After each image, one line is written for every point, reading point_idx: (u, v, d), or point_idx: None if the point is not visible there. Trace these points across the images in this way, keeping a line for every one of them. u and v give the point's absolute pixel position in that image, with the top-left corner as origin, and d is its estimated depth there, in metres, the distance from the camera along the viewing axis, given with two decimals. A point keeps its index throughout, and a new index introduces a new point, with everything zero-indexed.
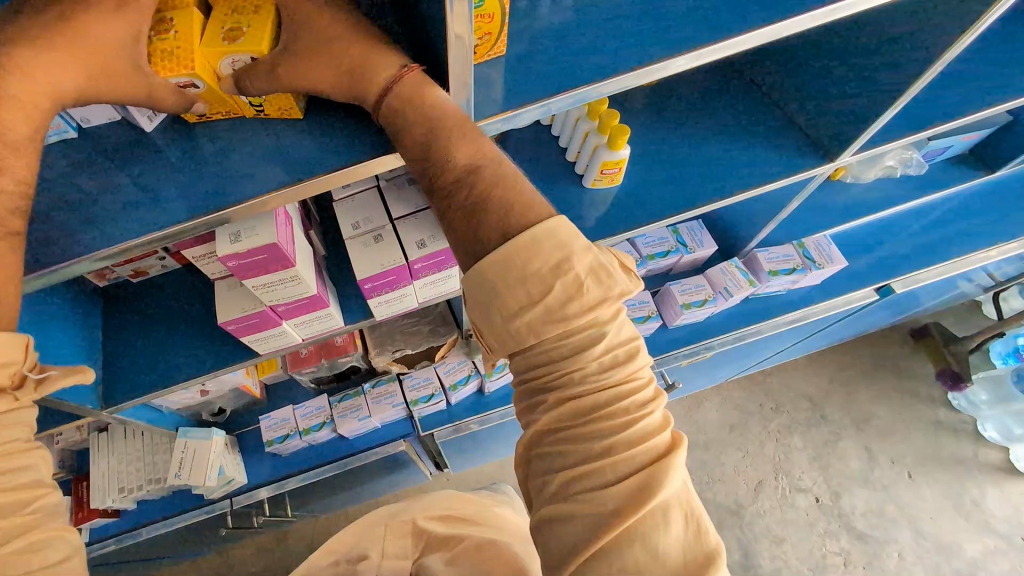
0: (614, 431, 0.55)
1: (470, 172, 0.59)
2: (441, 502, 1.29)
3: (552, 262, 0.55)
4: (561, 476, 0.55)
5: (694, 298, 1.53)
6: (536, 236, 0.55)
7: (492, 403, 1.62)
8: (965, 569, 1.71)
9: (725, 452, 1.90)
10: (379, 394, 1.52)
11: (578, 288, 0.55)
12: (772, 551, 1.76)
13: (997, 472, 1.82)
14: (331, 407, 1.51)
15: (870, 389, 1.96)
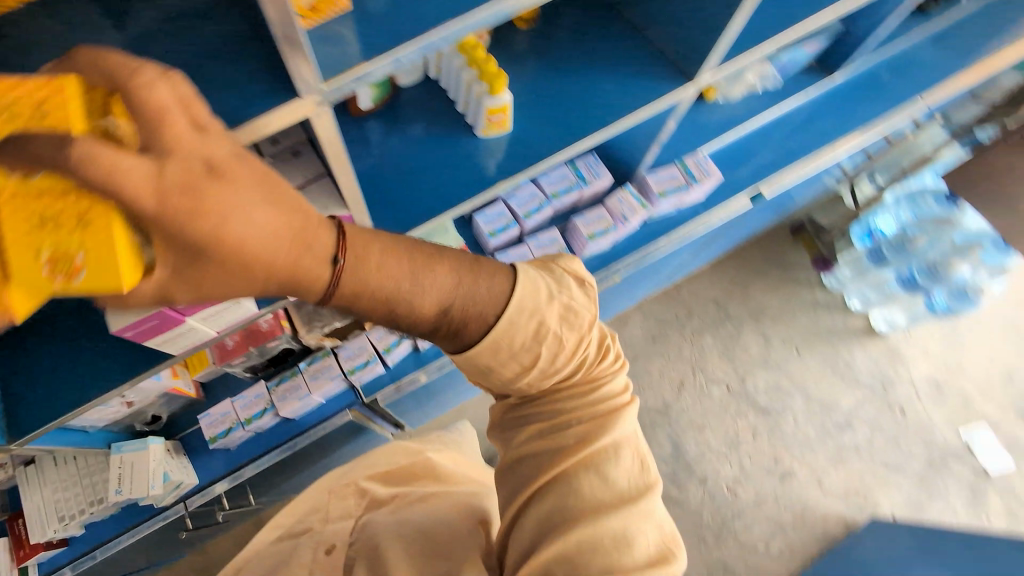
0: (576, 402, 0.66)
1: (442, 310, 0.59)
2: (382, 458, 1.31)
3: (530, 330, 0.62)
4: (532, 430, 0.67)
5: (597, 228, 1.63)
6: (513, 318, 0.61)
7: (429, 357, 1.58)
8: (842, 419, 2.10)
9: (650, 361, 2.12)
10: (316, 370, 1.43)
11: (559, 342, 0.64)
12: (697, 439, 2.05)
13: (861, 334, 2.19)
14: (269, 392, 1.42)
15: (764, 284, 2.24)
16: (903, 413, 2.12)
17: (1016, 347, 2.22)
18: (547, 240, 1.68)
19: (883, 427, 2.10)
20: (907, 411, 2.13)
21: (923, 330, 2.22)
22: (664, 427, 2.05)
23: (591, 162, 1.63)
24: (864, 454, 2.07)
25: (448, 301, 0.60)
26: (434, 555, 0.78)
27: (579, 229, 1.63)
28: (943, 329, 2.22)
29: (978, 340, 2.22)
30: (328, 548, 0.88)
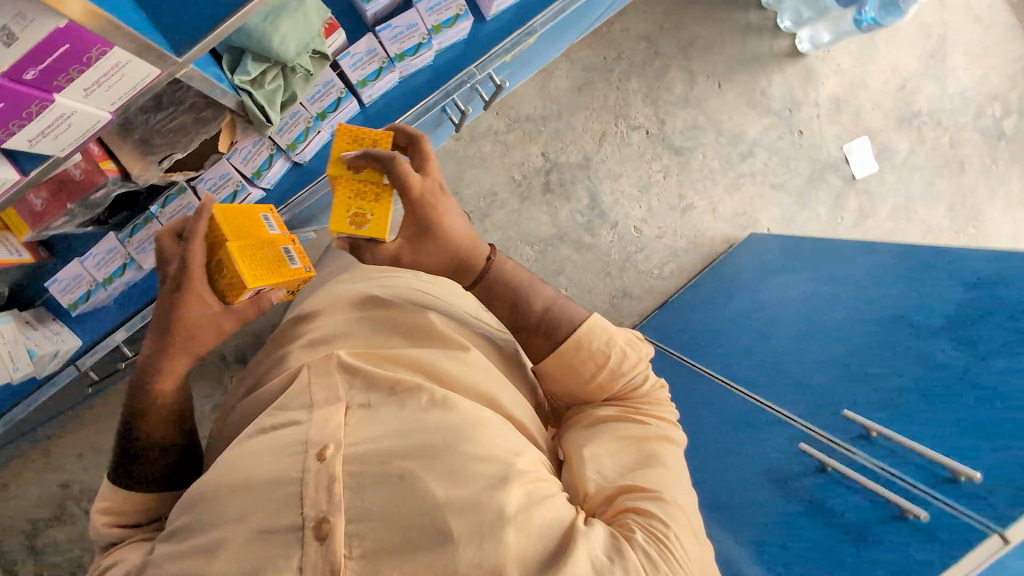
0: (632, 400, 0.89)
1: (544, 316, 0.90)
2: (359, 309, 0.99)
3: (603, 339, 0.89)
4: (603, 414, 0.87)
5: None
6: (589, 326, 0.89)
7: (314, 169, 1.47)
8: (745, 149, 2.12)
9: (575, 114, 1.97)
10: (172, 212, 1.33)
11: (626, 352, 0.90)
12: (613, 188, 2.02)
13: (783, 57, 2.12)
14: (122, 245, 1.33)
15: (698, 12, 2.04)
16: (802, 136, 2.17)
17: (916, 53, 2.23)
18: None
19: (782, 151, 2.16)
20: (806, 133, 2.17)
21: (840, 51, 2.18)
22: (584, 181, 1.99)
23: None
24: (761, 181, 2.15)
25: (552, 311, 0.90)
26: (458, 465, 0.71)
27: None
28: (857, 46, 2.20)
29: (888, 52, 2.21)
30: (323, 455, 0.71)
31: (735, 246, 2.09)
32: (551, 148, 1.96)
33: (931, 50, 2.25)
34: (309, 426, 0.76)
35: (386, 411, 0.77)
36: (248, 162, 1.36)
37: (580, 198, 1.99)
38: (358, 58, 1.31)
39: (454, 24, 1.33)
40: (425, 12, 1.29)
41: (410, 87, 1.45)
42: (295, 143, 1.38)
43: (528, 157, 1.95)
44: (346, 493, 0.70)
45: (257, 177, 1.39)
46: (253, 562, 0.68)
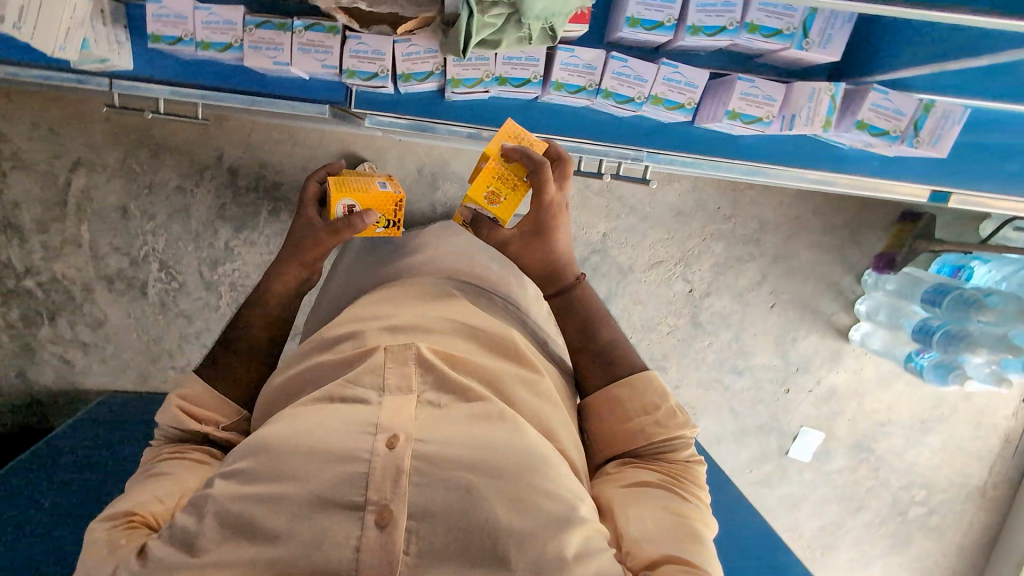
0: (667, 460, 0.99)
1: (604, 347, 1.10)
2: (455, 310, 1.08)
3: (652, 400, 1.02)
4: (641, 475, 0.96)
5: (747, 110, 1.26)
6: (638, 380, 1.04)
7: (443, 113, 1.34)
8: (741, 364, 2.18)
9: (655, 228, 1.96)
10: (311, 43, 1.19)
11: (675, 414, 1.01)
12: (626, 307, 2.03)
13: (832, 329, 2.17)
14: (243, 29, 1.19)
15: (810, 238, 2.06)
16: (786, 392, 2.24)
17: (916, 407, 2.35)
18: (685, 81, 1.26)
19: (762, 390, 2.23)
20: (791, 393, 2.24)
21: (874, 361, 2.25)
22: (611, 282, 1.99)
23: (834, 17, 1.21)
24: (726, 397, 2.22)
25: (613, 350, 1.10)
26: (528, 494, 0.76)
27: (730, 94, 1.24)
28: (887, 368, 2.27)
29: (899, 390, 2.31)
30: (392, 443, 0.77)
31: None
32: (613, 237, 1.95)
33: (925, 416, 2.37)
34: (377, 409, 0.82)
35: (460, 411, 0.85)
36: (408, 60, 1.21)
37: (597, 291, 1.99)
38: (574, 64, 1.23)
39: (673, 108, 1.28)
40: (661, 77, 1.25)
41: (587, 121, 1.36)
42: (461, 84, 1.24)
43: (590, 227, 1.93)
44: (407, 487, 0.74)
45: (405, 80, 1.23)
46: (308, 531, 0.72)
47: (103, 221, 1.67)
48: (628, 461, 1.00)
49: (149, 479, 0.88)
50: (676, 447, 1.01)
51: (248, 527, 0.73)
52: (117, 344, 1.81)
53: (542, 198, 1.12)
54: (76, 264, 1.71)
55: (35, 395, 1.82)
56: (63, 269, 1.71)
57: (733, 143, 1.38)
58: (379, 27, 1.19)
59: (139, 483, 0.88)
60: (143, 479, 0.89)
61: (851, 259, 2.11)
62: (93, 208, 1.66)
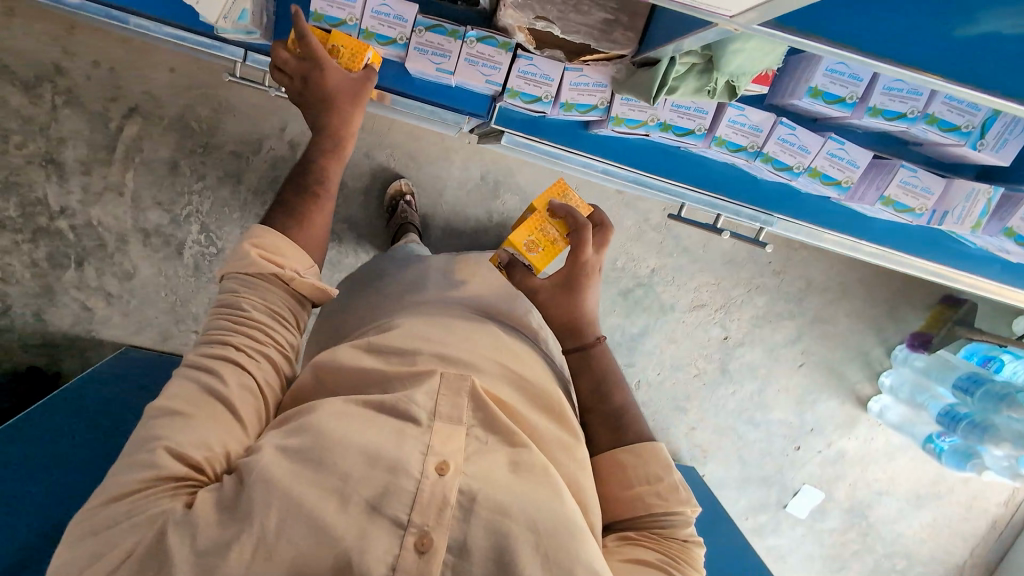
0: (663, 540, 0.87)
1: (619, 410, 0.98)
2: (505, 354, 0.95)
3: (659, 468, 0.92)
4: (633, 550, 0.84)
5: (902, 199, 1.15)
6: (648, 450, 0.93)
7: (583, 143, 1.21)
8: (758, 416, 2.17)
9: (704, 271, 1.93)
10: (478, 55, 1.06)
11: (678, 489, 0.90)
12: (661, 343, 2.01)
13: (853, 397, 2.16)
14: (413, 28, 1.05)
15: (850, 306, 2.03)
16: (796, 449, 2.25)
17: (915, 483, 2.35)
18: (850, 160, 1.12)
19: (772, 444, 2.23)
20: (800, 450, 2.25)
21: (886, 432, 2.25)
22: (650, 317, 1.96)
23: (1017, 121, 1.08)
24: (738, 444, 2.23)
25: (626, 415, 0.98)
26: (559, 553, 0.67)
27: (889, 180, 1.15)
28: (896, 441, 2.28)
29: (902, 464, 2.32)
30: (443, 469, 0.69)
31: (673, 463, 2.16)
32: (660, 273, 1.91)
33: (921, 493, 2.38)
34: (428, 432, 0.73)
35: (502, 456, 0.75)
36: (575, 90, 1.08)
37: (635, 323, 1.97)
38: (742, 122, 1.09)
39: (828, 184, 1.14)
40: (825, 151, 1.11)
41: (710, 169, 1.24)
42: (623, 124, 1.10)
43: (640, 260, 1.89)
44: (452, 521, 0.66)
45: (565, 111, 1.10)
46: (350, 532, 0.64)
47: (151, 173, 1.61)
48: (626, 535, 0.88)
49: (203, 415, 0.75)
50: (676, 523, 0.89)
51: (301, 514, 0.65)
52: (142, 298, 1.76)
53: (577, 257, 1.04)
54: (114, 212, 1.65)
55: (52, 337, 1.78)
56: (100, 215, 1.65)
57: (868, 224, 1.28)
58: (552, 51, 1.07)
59: (192, 416, 0.75)
60: (195, 410, 0.75)
61: (886, 333, 2.08)
62: (142, 159, 1.60)
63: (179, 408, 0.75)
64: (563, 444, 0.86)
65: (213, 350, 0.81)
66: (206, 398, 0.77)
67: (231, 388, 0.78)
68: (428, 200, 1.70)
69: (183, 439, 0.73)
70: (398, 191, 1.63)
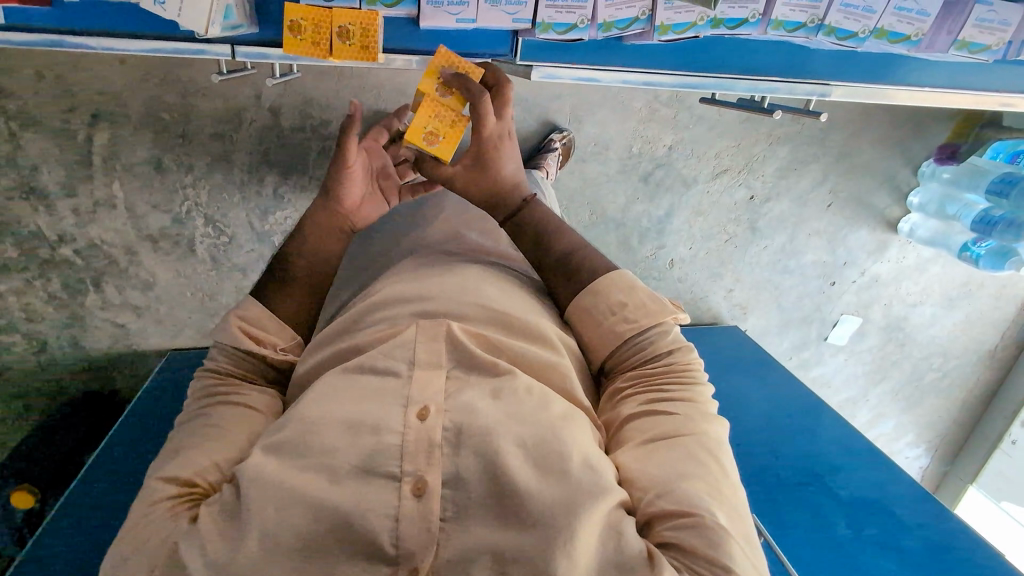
0: (648, 370, 0.81)
1: (570, 253, 0.91)
2: (482, 290, 0.88)
3: (619, 297, 0.85)
4: (624, 403, 0.80)
5: (979, 38, 1.09)
6: (604, 282, 0.86)
7: (619, 57, 1.10)
8: (793, 264, 2.19)
9: (723, 136, 1.85)
10: None
11: (647, 305, 0.84)
12: (688, 218, 1.98)
13: (882, 223, 2.16)
14: None
15: (873, 134, 1.97)
16: (831, 285, 2.29)
17: (949, 289, 2.42)
18: (919, 8, 1.05)
19: (809, 288, 2.28)
20: (836, 285, 2.29)
21: (918, 249, 2.28)
22: (674, 195, 1.92)
23: None
24: (776, 294, 2.27)
25: (574, 257, 0.91)
26: (552, 459, 0.65)
27: (963, 23, 1.07)
28: (927, 254, 2.31)
29: (937, 274, 2.37)
30: (424, 415, 0.67)
31: (718, 327, 2.22)
32: (678, 148, 1.84)
33: (956, 296, 2.45)
34: (407, 383, 0.71)
35: (485, 387, 0.72)
36: (612, 6, 1.00)
37: (660, 205, 1.93)
38: None
39: (897, 43, 1.08)
40: (892, 6, 1.03)
41: (747, 49, 1.13)
42: (670, 31, 1.03)
43: (655, 140, 1.81)
44: (443, 458, 0.64)
45: (605, 31, 1.02)
46: (344, 496, 0.62)
47: (137, 176, 1.52)
48: (616, 391, 0.83)
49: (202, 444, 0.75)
50: (648, 343, 0.83)
51: (300, 502, 0.61)
52: (170, 303, 1.72)
53: (480, 132, 0.93)
54: (113, 226, 1.57)
55: (96, 360, 1.75)
56: (100, 233, 1.57)
57: (917, 67, 1.20)
58: None
59: (192, 446, 0.75)
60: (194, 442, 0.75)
61: (910, 153, 2.03)
62: (123, 164, 1.50)
63: (181, 445, 0.75)
64: (561, 372, 0.79)
65: (209, 391, 0.82)
66: (206, 426, 0.77)
67: (228, 419, 0.78)
68: None
69: (174, 466, 0.72)
70: None
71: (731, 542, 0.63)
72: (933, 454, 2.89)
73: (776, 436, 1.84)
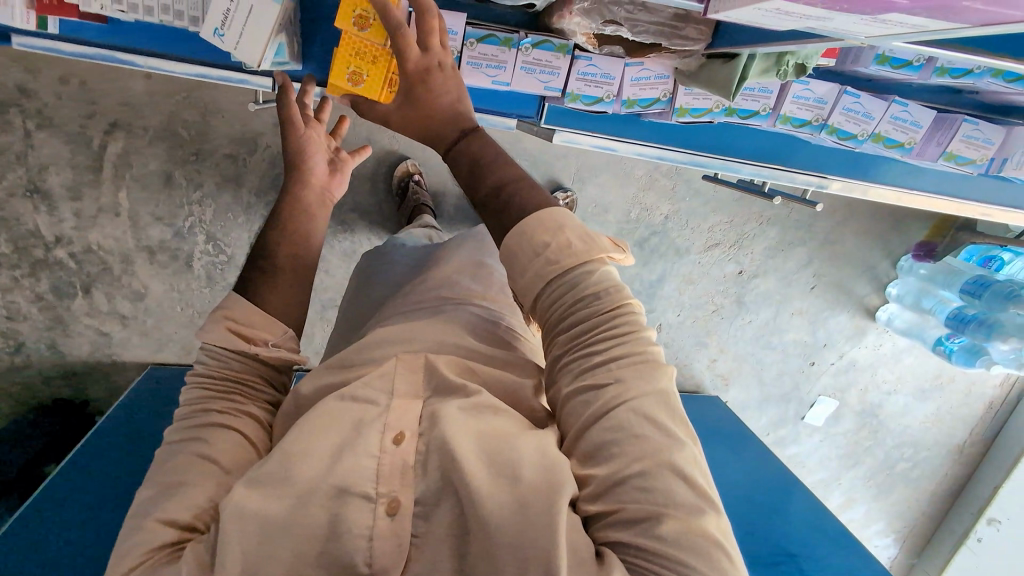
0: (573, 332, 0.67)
1: (499, 189, 0.73)
2: (458, 334, 0.85)
3: (541, 243, 0.68)
4: (557, 374, 0.69)
5: (965, 153, 1.16)
6: (527, 223, 0.69)
7: (636, 130, 1.17)
8: (776, 341, 2.24)
9: (717, 211, 1.93)
10: (535, 62, 1.03)
11: (570, 246, 0.67)
12: (679, 286, 2.04)
13: (862, 309, 2.23)
14: (464, 41, 0.99)
15: (857, 225, 2.07)
16: (812, 365, 2.33)
17: (922, 380, 2.48)
18: (914, 120, 1.12)
19: (790, 365, 2.32)
20: (816, 365, 2.34)
21: (894, 337, 2.35)
22: (667, 262, 1.98)
23: None
24: (758, 368, 2.31)
25: None
26: (504, 467, 0.62)
27: (952, 136, 1.14)
28: (903, 343, 2.38)
29: (912, 364, 2.44)
30: (400, 439, 0.66)
31: (700, 395, 2.24)
32: (674, 218, 1.91)
33: (929, 387, 2.51)
34: (385, 411, 0.69)
35: (455, 405, 0.69)
36: (637, 85, 1.06)
37: (653, 270, 1.98)
38: (807, 97, 1.08)
39: (892, 149, 1.15)
40: (890, 115, 1.10)
41: (751, 138, 1.21)
42: (688, 113, 1.09)
43: (653, 208, 1.88)
44: (415, 480, 0.63)
45: (628, 107, 1.09)
46: (319, 520, 0.61)
47: (145, 188, 1.53)
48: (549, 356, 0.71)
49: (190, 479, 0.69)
50: (571, 291, 0.67)
51: (281, 531, 0.61)
52: (157, 316, 1.70)
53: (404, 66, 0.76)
54: (113, 233, 1.57)
55: (72, 366, 1.71)
56: (98, 239, 1.57)
57: (908, 171, 1.28)
58: (612, 48, 1.03)
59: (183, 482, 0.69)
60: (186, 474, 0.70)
61: (891, 246, 2.13)
62: (133, 174, 1.51)
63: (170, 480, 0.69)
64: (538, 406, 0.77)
65: (200, 415, 0.75)
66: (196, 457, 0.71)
67: (219, 449, 0.72)
68: (438, 177, 1.65)
69: (170, 506, 0.67)
70: (405, 172, 1.58)
71: (668, 516, 0.57)
72: (902, 545, 2.88)
73: (752, 511, 1.84)
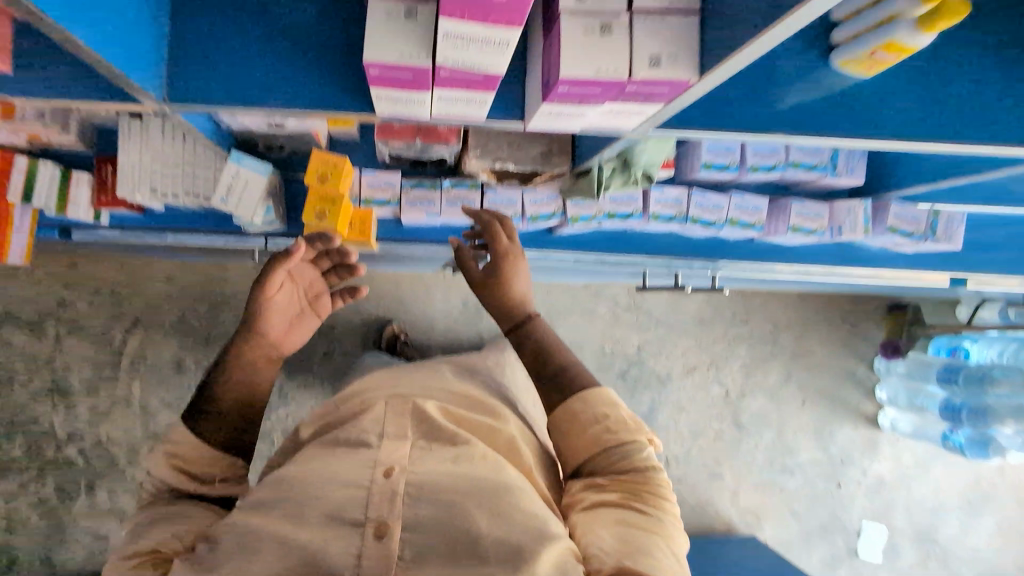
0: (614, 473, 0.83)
1: (558, 372, 0.93)
2: (440, 380, 0.96)
3: (598, 413, 0.87)
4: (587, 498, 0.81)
5: (805, 225, 1.32)
6: (583, 396, 0.89)
7: (555, 243, 1.42)
8: (786, 462, 2.20)
9: (686, 338, 2.07)
10: (455, 197, 1.27)
11: (626, 422, 0.87)
12: (671, 415, 2.08)
13: (862, 419, 2.23)
14: (400, 188, 1.23)
15: (820, 334, 2.19)
16: (837, 487, 2.25)
17: (955, 490, 2.36)
18: (750, 206, 1.32)
19: (811, 490, 2.23)
20: (843, 487, 2.25)
21: (907, 445, 2.30)
22: (652, 392, 2.05)
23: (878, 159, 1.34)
24: (784, 498, 2.21)
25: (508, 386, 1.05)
26: (505, 506, 0.68)
27: (789, 214, 1.31)
28: (919, 450, 2.32)
29: (938, 473, 2.34)
30: (389, 473, 0.70)
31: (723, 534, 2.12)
32: (647, 348, 2.04)
33: (967, 497, 2.37)
34: (376, 449, 0.75)
35: (448, 453, 0.76)
36: (536, 204, 1.28)
37: (641, 403, 2.05)
38: (664, 199, 1.28)
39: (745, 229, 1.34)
40: (734, 204, 1.31)
41: (646, 241, 1.45)
42: (578, 220, 1.30)
43: (624, 340, 2.02)
44: (403, 506, 0.67)
45: (532, 222, 1.30)
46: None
47: (157, 375, 1.68)
48: (585, 485, 0.83)
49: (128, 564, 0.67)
50: (625, 453, 0.84)
51: None
52: None
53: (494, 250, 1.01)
54: (124, 424, 1.68)
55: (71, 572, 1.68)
56: (108, 431, 1.67)
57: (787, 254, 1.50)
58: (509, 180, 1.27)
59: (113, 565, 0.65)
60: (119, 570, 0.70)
61: (860, 351, 2.22)
62: (147, 365, 1.68)
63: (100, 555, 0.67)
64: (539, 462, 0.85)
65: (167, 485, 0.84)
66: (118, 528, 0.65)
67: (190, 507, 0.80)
68: (421, 333, 1.81)
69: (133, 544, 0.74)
70: (391, 333, 1.73)
71: None
72: None
73: None
